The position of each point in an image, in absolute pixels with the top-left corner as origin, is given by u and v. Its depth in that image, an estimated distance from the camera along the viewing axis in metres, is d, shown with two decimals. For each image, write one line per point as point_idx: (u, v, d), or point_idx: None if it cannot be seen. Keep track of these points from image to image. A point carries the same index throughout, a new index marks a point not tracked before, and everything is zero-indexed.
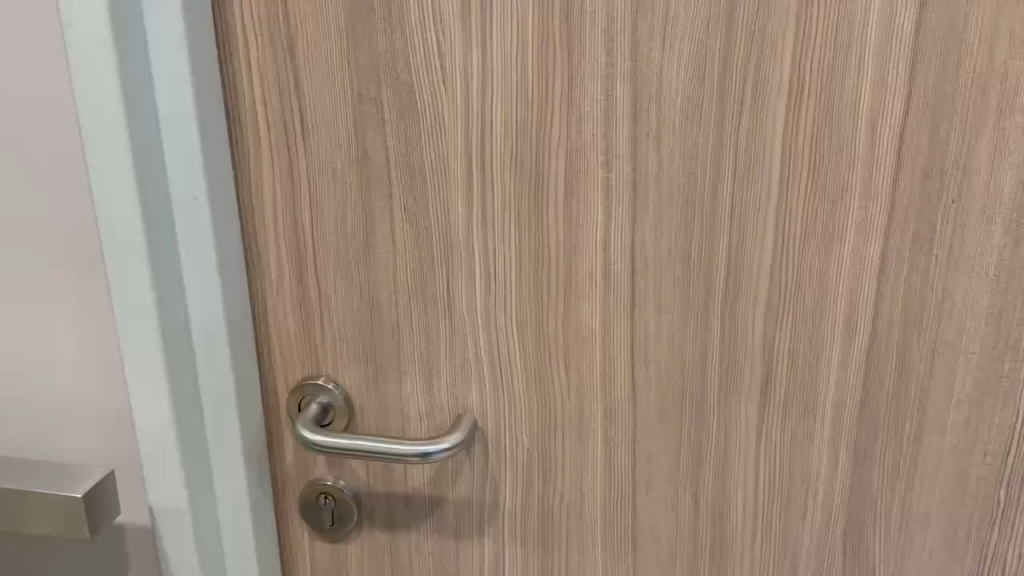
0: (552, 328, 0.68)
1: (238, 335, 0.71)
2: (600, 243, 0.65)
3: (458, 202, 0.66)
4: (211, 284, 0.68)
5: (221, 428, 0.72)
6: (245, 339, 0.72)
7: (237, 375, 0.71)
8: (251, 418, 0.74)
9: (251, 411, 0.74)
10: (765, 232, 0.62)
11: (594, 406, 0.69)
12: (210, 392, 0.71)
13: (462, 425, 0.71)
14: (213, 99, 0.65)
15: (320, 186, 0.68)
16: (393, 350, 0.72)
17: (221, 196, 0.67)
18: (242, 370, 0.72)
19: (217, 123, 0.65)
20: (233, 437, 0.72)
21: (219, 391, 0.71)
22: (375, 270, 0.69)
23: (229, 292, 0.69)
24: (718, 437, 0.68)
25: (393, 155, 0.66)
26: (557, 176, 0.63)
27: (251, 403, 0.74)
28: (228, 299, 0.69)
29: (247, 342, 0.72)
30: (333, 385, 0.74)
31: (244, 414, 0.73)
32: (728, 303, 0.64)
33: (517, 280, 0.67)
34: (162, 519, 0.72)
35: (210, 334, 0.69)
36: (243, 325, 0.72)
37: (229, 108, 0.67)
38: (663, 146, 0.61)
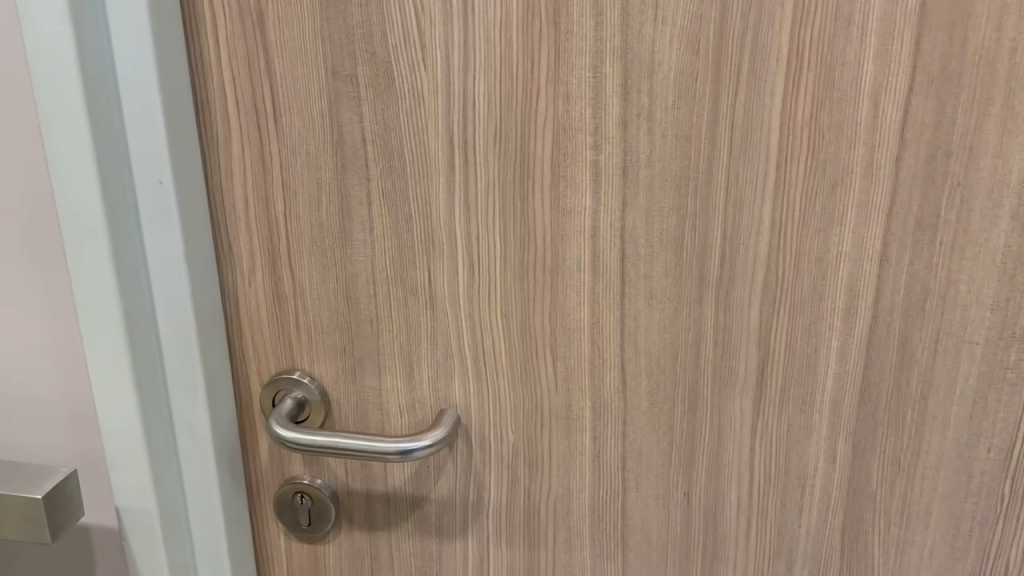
0: (539, 318, 0.65)
1: (209, 329, 0.67)
2: (589, 228, 0.61)
3: (439, 187, 0.63)
4: (179, 275, 0.64)
5: (191, 428, 0.69)
6: (216, 334, 0.68)
7: (208, 373, 0.68)
8: (223, 418, 0.70)
9: (223, 410, 0.70)
10: (761, 217, 0.59)
11: (582, 400, 0.66)
12: (179, 389, 0.67)
13: (445, 419, 0.67)
14: (179, 80, 0.61)
15: (294, 170, 0.64)
16: (373, 342, 0.68)
17: (189, 184, 0.63)
18: (213, 367, 0.68)
19: (184, 105, 0.62)
20: (205, 436, 0.69)
21: (188, 390, 0.67)
22: (352, 259, 0.66)
23: (198, 283, 0.65)
24: (711, 433, 0.65)
25: (371, 137, 0.62)
26: (544, 158, 0.60)
27: (223, 402, 0.70)
28: (197, 293, 0.65)
29: (218, 337, 0.69)
30: (308, 380, 0.71)
31: (215, 414, 0.69)
32: (723, 292, 0.61)
33: (503, 268, 0.64)
34: (130, 521, 0.68)
35: (178, 330, 0.65)
36: (214, 320, 0.68)
37: (195, 87, 0.63)
38: (656, 125, 0.58)
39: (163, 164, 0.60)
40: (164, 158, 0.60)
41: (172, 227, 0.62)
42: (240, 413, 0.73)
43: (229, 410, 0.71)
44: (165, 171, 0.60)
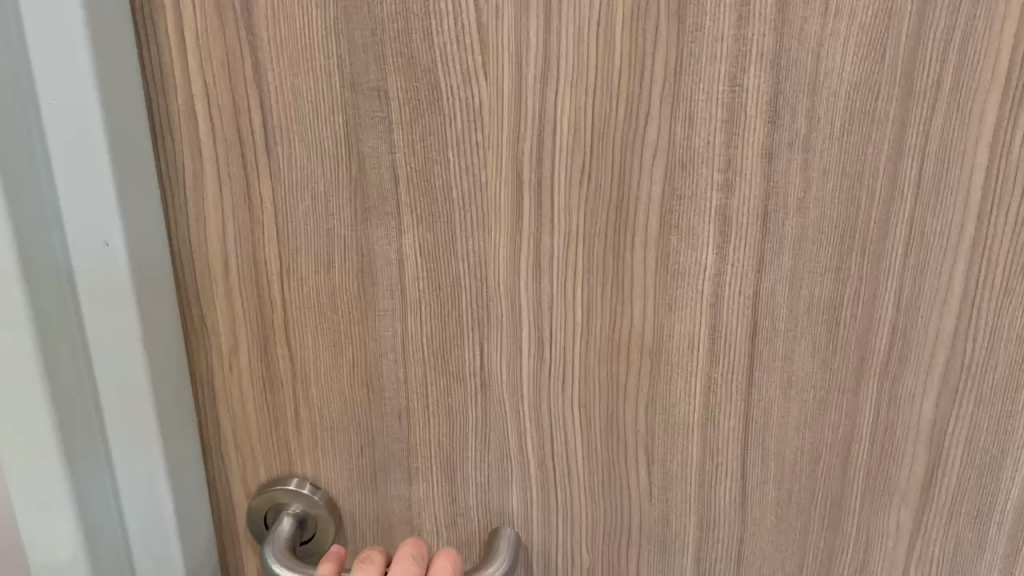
0: (631, 412, 0.48)
1: (177, 428, 0.49)
2: (708, 297, 0.45)
3: (499, 240, 0.45)
4: (134, 364, 0.45)
5: (155, 563, 0.51)
6: (187, 438, 0.50)
7: (177, 493, 0.50)
8: (197, 545, 0.52)
9: (197, 537, 0.52)
10: (949, 282, 0.43)
11: (685, 512, 0.51)
12: (137, 508, 0.49)
13: (502, 542, 0.51)
14: (130, 95, 0.42)
15: (294, 217, 0.46)
16: (401, 441, 0.51)
17: (147, 241, 0.44)
18: (184, 483, 0.50)
19: (136, 131, 0.43)
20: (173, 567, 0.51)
21: (151, 517, 0.49)
22: (375, 335, 0.48)
23: (161, 371, 0.47)
24: (855, 552, 0.50)
25: (405, 172, 0.44)
26: (649, 203, 0.43)
27: (197, 524, 0.52)
28: (161, 391, 0.47)
29: (189, 442, 0.51)
30: (310, 490, 0.53)
31: (188, 542, 0.51)
32: (888, 379, 0.45)
33: (584, 347, 0.47)
34: None
35: (134, 441, 0.47)
36: (184, 419, 0.50)
37: (149, 101, 0.44)
38: (813, 159, 0.41)
39: (109, 220, 0.42)
40: (110, 211, 0.42)
41: (124, 307, 0.44)
42: (218, 529, 0.55)
43: (205, 531, 0.53)
44: (111, 229, 0.42)
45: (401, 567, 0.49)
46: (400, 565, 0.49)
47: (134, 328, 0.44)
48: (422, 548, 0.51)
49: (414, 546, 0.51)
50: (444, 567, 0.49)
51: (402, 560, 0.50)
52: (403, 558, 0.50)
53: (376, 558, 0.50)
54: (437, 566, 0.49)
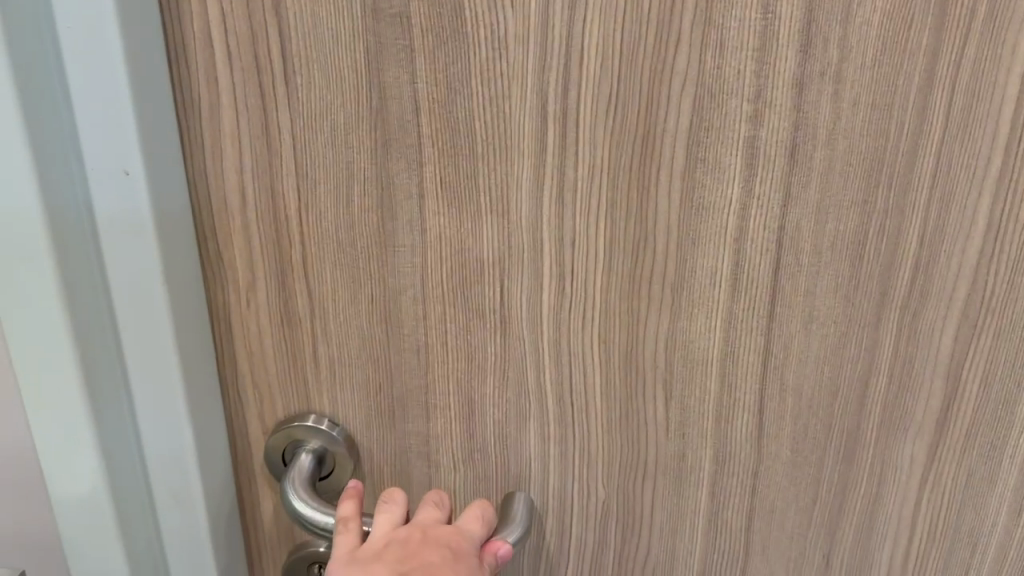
0: (650, 347, 0.49)
1: (197, 364, 0.49)
2: (732, 231, 0.45)
3: (522, 174, 0.45)
4: (154, 297, 0.45)
5: (175, 496, 0.51)
6: (206, 373, 0.50)
7: (197, 427, 0.49)
8: (216, 480, 0.52)
9: (215, 471, 0.52)
10: (974, 217, 0.43)
11: (701, 447, 0.51)
12: (156, 442, 0.49)
13: (517, 508, 0.53)
14: (148, 17, 0.41)
15: (313, 149, 0.45)
16: (419, 378, 0.51)
17: (166, 171, 0.43)
18: (203, 418, 0.50)
19: (154, 55, 0.42)
20: (192, 502, 0.51)
21: (171, 450, 0.49)
22: (395, 270, 0.48)
23: (181, 306, 0.46)
24: (868, 486, 0.51)
25: (427, 104, 0.44)
26: (676, 136, 0.43)
27: (216, 459, 0.52)
28: (181, 326, 0.47)
29: (208, 377, 0.50)
30: (328, 427, 0.53)
31: (206, 476, 0.51)
32: (908, 314, 0.46)
33: (606, 283, 0.47)
34: None
35: (154, 374, 0.47)
36: (203, 353, 0.49)
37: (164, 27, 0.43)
38: (844, 90, 0.41)
39: (129, 147, 0.41)
40: (130, 138, 0.41)
41: (143, 237, 0.43)
42: (235, 465, 0.55)
43: (224, 466, 0.53)
44: (131, 157, 0.41)
45: (433, 512, 0.51)
46: (432, 510, 0.51)
47: (154, 259, 0.44)
48: (445, 495, 0.52)
49: (437, 494, 0.52)
50: (477, 514, 0.51)
51: (432, 505, 0.51)
52: (431, 504, 0.51)
53: (399, 498, 0.51)
54: (469, 513, 0.51)
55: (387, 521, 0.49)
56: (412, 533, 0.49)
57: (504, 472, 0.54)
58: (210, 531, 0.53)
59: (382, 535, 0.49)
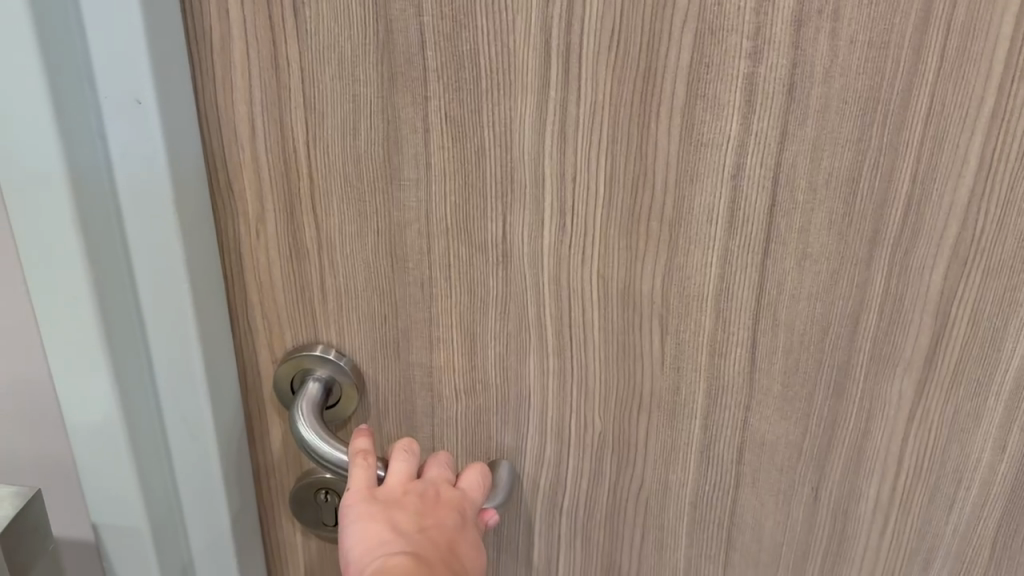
0: (648, 282, 0.50)
1: (207, 294, 0.50)
2: (730, 168, 0.46)
3: (525, 109, 0.46)
4: (167, 226, 0.46)
5: (187, 423, 0.53)
6: (216, 304, 0.52)
7: (208, 356, 0.51)
8: (225, 409, 0.54)
9: (225, 400, 0.54)
10: (966, 156, 0.44)
11: (695, 380, 0.53)
12: (170, 370, 0.51)
13: (502, 474, 0.56)
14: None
15: (321, 83, 0.46)
16: (423, 310, 0.53)
17: (177, 101, 0.45)
18: (213, 347, 0.52)
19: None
20: (204, 427, 0.53)
21: (182, 378, 0.51)
22: (400, 204, 0.49)
23: (192, 234, 0.48)
24: (856, 421, 0.52)
25: (433, 37, 0.45)
26: (676, 72, 0.44)
27: (225, 388, 0.54)
28: (193, 255, 0.48)
29: (218, 308, 0.52)
30: (336, 356, 0.55)
31: (216, 404, 0.53)
32: (899, 252, 0.47)
33: (606, 218, 0.48)
34: (105, 520, 0.54)
35: (166, 303, 0.48)
36: (214, 285, 0.51)
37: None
38: (842, 27, 0.42)
39: (143, 76, 0.42)
40: (143, 67, 0.42)
41: (156, 167, 0.44)
42: (244, 395, 0.57)
43: (233, 396, 0.55)
44: (144, 86, 0.42)
45: (442, 472, 0.54)
46: (441, 470, 0.54)
47: (166, 189, 0.45)
48: (450, 458, 0.56)
49: (443, 455, 0.55)
50: (480, 479, 0.54)
51: (440, 466, 0.54)
52: (440, 464, 0.54)
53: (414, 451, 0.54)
54: (473, 475, 0.54)
55: (404, 472, 0.52)
56: (426, 491, 0.52)
57: (505, 403, 0.55)
58: (220, 458, 0.55)
59: (399, 485, 0.51)
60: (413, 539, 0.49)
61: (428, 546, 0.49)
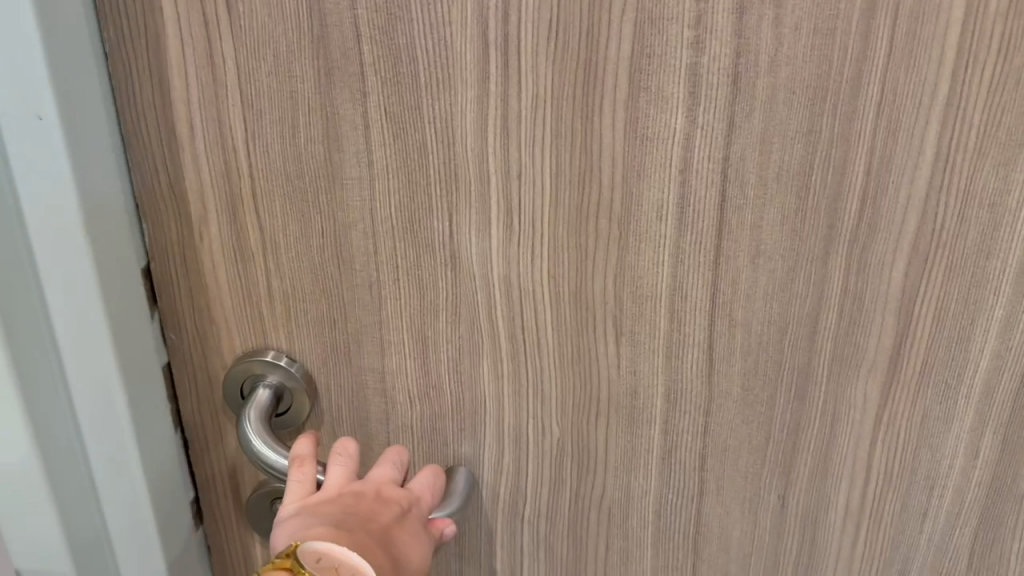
0: (599, 282, 0.48)
1: (126, 313, 0.49)
2: (677, 162, 0.44)
3: (466, 103, 0.45)
4: (74, 245, 0.45)
5: (107, 447, 0.52)
6: (139, 325, 0.51)
7: (128, 381, 0.50)
8: (146, 441, 0.54)
9: (150, 429, 0.53)
10: (921, 147, 0.42)
11: (653, 384, 0.51)
12: (88, 389, 0.50)
13: (458, 481, 0.55)
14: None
15: (257, 80, 0.45)
16: (372, 314, 0.51)
17: (85, 117, 0.44)
18: (134, 373, 0.51)
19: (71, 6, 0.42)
20: (126, 451, 0.52)
21: (101, 404, 0.50)
22: (343, 205, 0.48)
23: (105, 254, 0.47)
24: (821, 425, 0.50)
25: (367, 31, 0.43)
26: (616, 64, 0.42)
27: (151, 413, 0.53)
28: (106, 275, 0.47)
29: (140, 328, 0.51)
30: (286, 362, 0.53)
31: (141, 428, 0.52)
32: (857, 248, 0.45)
33: (553, 216, 0.47)
34: (23, 534, 0.53)
35: (79, 323, 0.48)
36: (135, 306, 0.51)
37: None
38: (785, 15, 0.40)
39: (42, 95, 0.41)
40: (42, 85, 0.41)
41: (60, 188, 0.44)
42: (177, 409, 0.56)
43: (161, 420, 0.55)
44: (45, 105, 0.41)
45: (387, 472, 0.52)
46: (386, 470, 0.52)
47: (72, 211, 0.44)
48: (402, 455, 0.53)
49: (396, 452, 0.53)
50: (429, 479, 0.53)
51: (389, 464, 0.52)
52: (387, 463, 0.52)
53: (353, 451, 0.52)
54: (420, 480, 0.53)
55: (344, 473, 0.50)
56: (364, 490, 0.50)
57: (460, 409, 0.54)
58: (148, 484, 0.54)
59: (337, 487, 0.50)
60: (344, 525, 0.47)
61: (361, 534, 0.47)
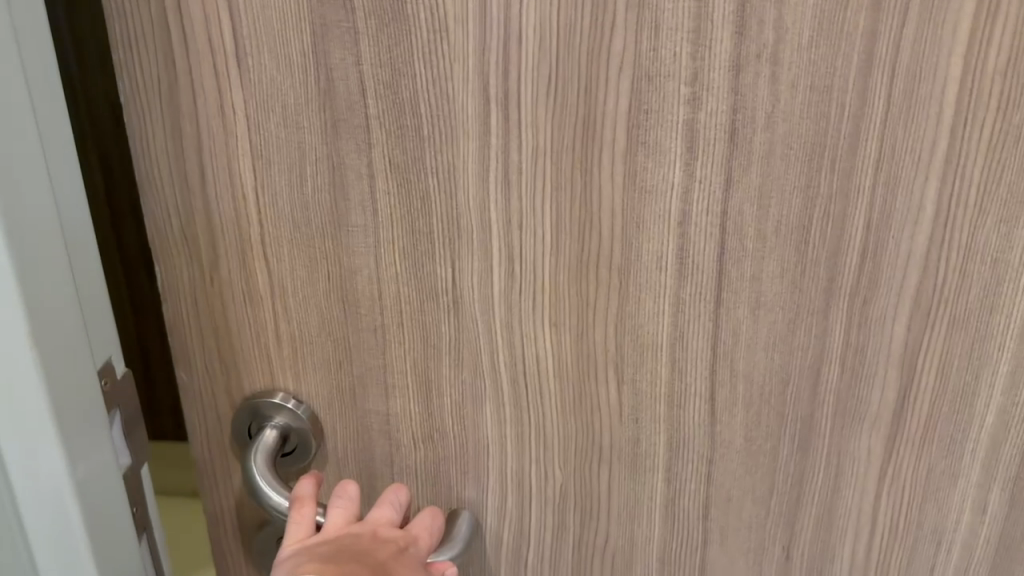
0: (601, 331, 0.49)
1: (80, 420, 0.45)
2: (676, 214, 0.45)
3: (468, 154, 0.45)
4: (18, 355, 0.41)
5: (61, 554, 0.48)
6: (96, 427, 0.46)
7: (81, 492, 0.46)
8: (119, 496, 0.50)
9: (119, 507, 0.49)
10: (921, 203, 0.42)
11: (655, 433, 0.51)
12: (38, 497, 0.46)
13: (460, 526, 0.55)
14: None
15: (266, 130, 0.47)
16: (377, 357, 0.52)
17: (30, 216, 0.40)
18: (90, 481, 0.47)
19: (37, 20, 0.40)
20: (81, 559, 0.48)
21: (52, 512, 0.46)
22: (348, 251, 0.49)
23: (54, 361, 0.43)
24: (825, 476, 0.50)
25: (372, 85, 0.44)
26: (615, 118, 0.43)
27: (112, 516, 0.49)
28: (55, 383, 0.43)
29: (98, 429, 0.47)
30: (293, 405, 0.54)
31: (98, 536, 0.48)
32: (858, 301, 0.45)
33: (554, 265, 0.47)
34: None
35: (25, 433, 0.43)
36: (94, 408, 0.46)
37: (109, 8, 0.45)
38: (782, 72, 0.40)
39: None
40: None
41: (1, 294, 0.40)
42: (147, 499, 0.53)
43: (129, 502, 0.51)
44: None
45: (387, 515, 0.52)
46: (385, 513, 0.52)
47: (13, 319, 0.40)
48: (401, 494, 0.53)
49: (395, 492, 0.54)
50: (427, 522, 0.53)
51: (388, 506, 0.53)
52: (386, 505, 0.53)
53: (353, 494, 0.52)
54: (420, 522, 0.53)
55: (343, 518, 0.51)
56: (362, 534, 0.51)
57: (463, 453, 0.54)
58: None
59: (337, 532, 0.50)
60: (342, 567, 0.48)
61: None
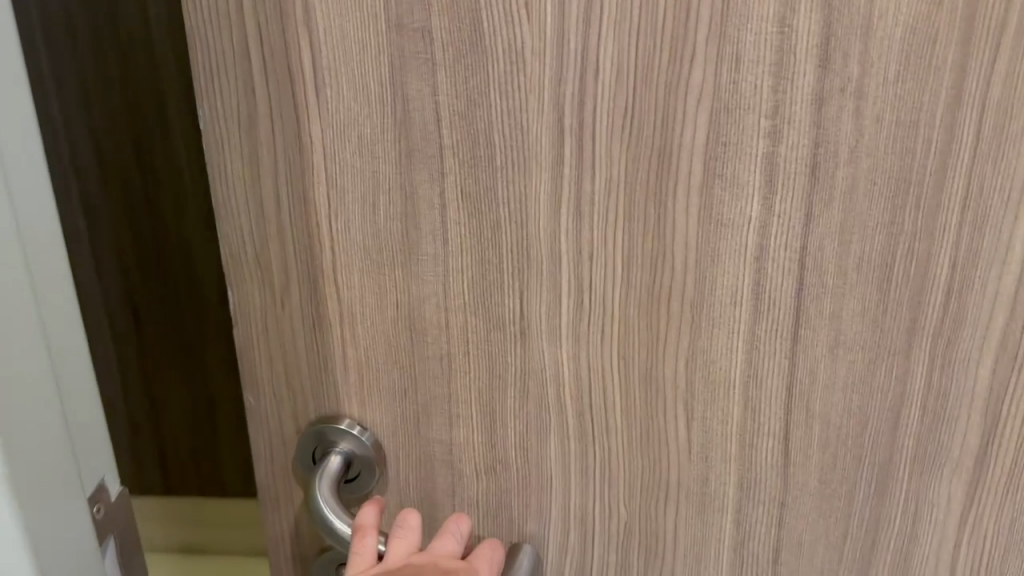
0: (670, 366, 0.48)
1: (39, 451, 0.44)
2: (753, 249, 0.44)
3: (540, 185, 0.45)
4: None
5: None
6: (56, 459, 0.46)
7: (41, 532, 0.45)
8: (87, 559, 0.49)
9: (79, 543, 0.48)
10: (1010, 244, 0.41)
11: (724, 472, 0.50)
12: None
13: (521, 560, 0.54)
14: (10, 52, 0.42)
15: (341, 159, 0.47)
16: (442, 386, 0.52)
17: None
18: (50, 520, 0.45)
19: (24, 115, 0.43)
20: None
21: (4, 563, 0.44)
22: (418, 279, 0.49)
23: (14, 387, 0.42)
24: (902, 523, 0.49)
25: (447, 115, 0.45)
26: (692, 151, 0.43)
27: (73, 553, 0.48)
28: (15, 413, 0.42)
29: (58, 462, 0.46)
30: (359, 431, 0.54)
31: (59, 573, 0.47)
32: (941, 343, 0.44)
33: (624, 298, 0.47)
34: None
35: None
36: (53, 441, 0.45)
37: (195, 40, 0.46)
38: (866, 106, 0.39)
39: None
40: None
41: None
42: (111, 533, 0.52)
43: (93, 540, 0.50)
44: None
45: (448, 547, 0.53)
46: (447, 544, 0.53)
47: None
48: (463, 525, 0.54)
49: (457, 522, 0.54)
50: (488, 555, 0.53)
51: (450, 536, 0.53)
52: (448, 536, 0.53)
53: (416, 523, 0.53)
54: (482, 555, 0.53)
55: (405, 548, 0.52)
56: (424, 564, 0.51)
57: (526, 486, 0.54)
58: None
59: (400, 561, 0.51)
60: None
61: None
